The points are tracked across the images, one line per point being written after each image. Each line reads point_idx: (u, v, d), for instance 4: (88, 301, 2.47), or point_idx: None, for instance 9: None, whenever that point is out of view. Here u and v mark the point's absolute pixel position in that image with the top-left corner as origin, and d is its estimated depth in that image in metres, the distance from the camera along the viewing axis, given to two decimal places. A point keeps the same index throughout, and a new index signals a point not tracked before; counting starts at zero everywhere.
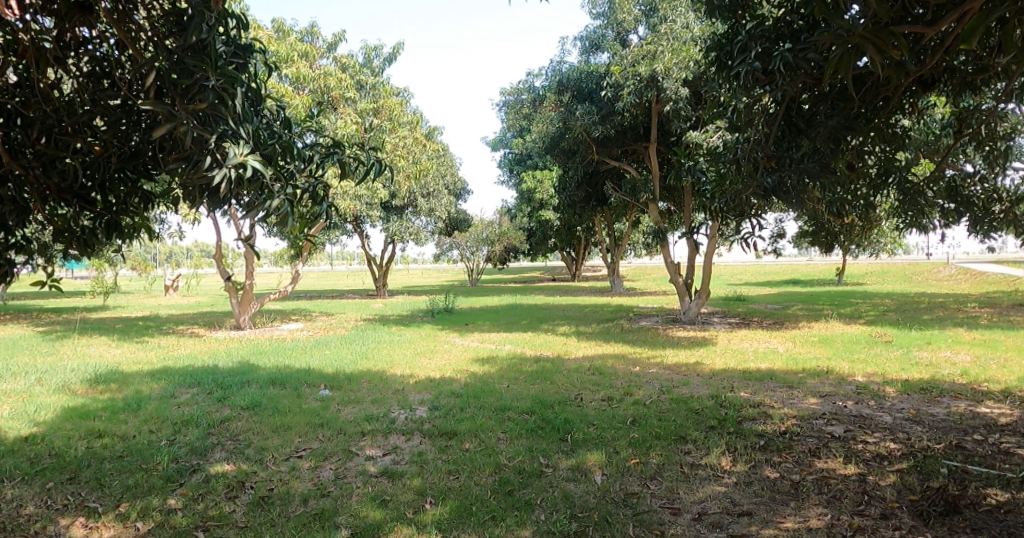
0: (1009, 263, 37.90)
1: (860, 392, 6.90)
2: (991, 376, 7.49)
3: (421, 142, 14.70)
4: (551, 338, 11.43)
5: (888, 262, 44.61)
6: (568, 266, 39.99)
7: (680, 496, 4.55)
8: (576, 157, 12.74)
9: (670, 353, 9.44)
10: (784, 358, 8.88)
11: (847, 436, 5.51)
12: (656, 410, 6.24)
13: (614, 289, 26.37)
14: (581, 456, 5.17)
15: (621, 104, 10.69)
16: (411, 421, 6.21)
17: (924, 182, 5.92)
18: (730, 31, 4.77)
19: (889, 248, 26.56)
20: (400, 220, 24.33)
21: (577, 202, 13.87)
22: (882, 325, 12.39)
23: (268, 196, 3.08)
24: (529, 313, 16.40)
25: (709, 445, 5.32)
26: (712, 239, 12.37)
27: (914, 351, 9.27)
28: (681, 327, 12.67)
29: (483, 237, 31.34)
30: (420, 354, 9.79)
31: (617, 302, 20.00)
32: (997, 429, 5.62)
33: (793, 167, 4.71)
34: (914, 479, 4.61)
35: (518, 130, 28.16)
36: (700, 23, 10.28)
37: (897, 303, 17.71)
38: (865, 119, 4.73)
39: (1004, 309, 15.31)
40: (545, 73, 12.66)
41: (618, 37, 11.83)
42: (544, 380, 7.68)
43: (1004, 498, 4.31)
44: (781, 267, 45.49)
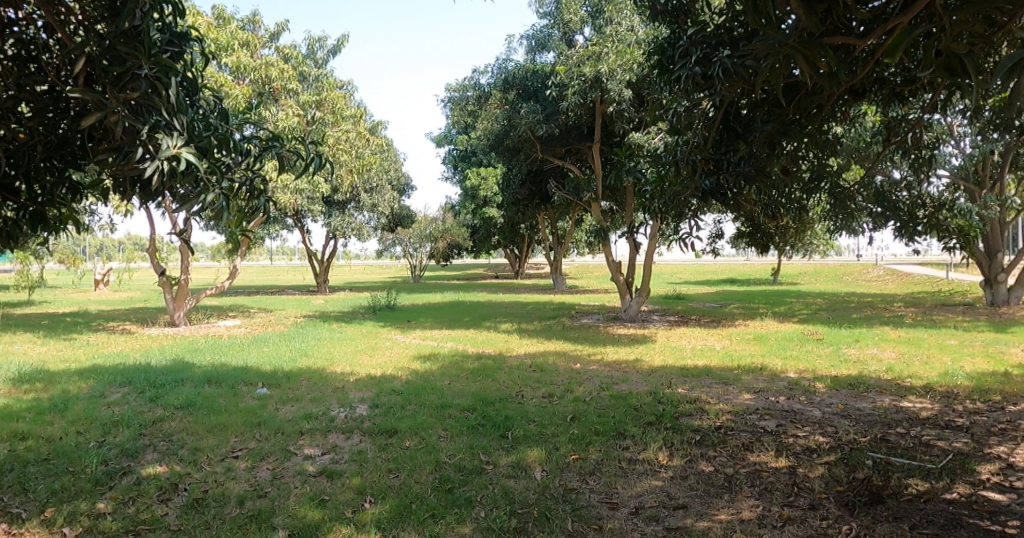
0: (928, 267, 39.92)
1: (792, 388, 7.16)
2: (914, 372, 7.87)
3: (365, 137, 14.56)
4: (493, 335, 11.46)
5: (818, 262, 46.44)
6: (511, 264, 40.33)
7: (619, 491, 4.61)
8: (520, 155, 12.75)
9: (610, 350, 9.62)
10: (720, 355, 9.15)
11: (778, 431, 5.70)
12: (596, 407, 6.33)
13: (556, 287, 26.69)
14: (521, 453, 5.19)
15: (565, 104, 10.77)
16: (351, 420, 6.12)
17: (856, 187, 6.02)
18: (673, 36, 4.91)
19: (821, 251, 27.43)
20: (342, 216, 23.92)
21: (521, 200, 13.83)
22: (813, 323, 12.90)
23: (203, 189, 2.98)
24: (472, 310, 16.44)
25: (646, 440, 5.41)
26: (653, 238, 12.54)
27: (843, 349, 9.65)
28: (622, 325, 12.85)
29: (426, 233, 31.34)
30: (362, 351, 9.65)
31: (558, 300, 20.17)
32: (919, 422, 5.91)
33: (731, 170, 4.77)
34: (841, 471, 4.80)
35: (463, 126, 28.05)
36: (644, 27, 10.54)
37: (829, 302, 18.42)
38: (800, 125, 4.86)
39: (927, 308, 16.16)
40: (491, 69, 12.64)
41: (564, 36, 11.88)
42: (486, 377, 7.67)
43: (924, 488, 4.52)
44: (720, 267, 46.90)
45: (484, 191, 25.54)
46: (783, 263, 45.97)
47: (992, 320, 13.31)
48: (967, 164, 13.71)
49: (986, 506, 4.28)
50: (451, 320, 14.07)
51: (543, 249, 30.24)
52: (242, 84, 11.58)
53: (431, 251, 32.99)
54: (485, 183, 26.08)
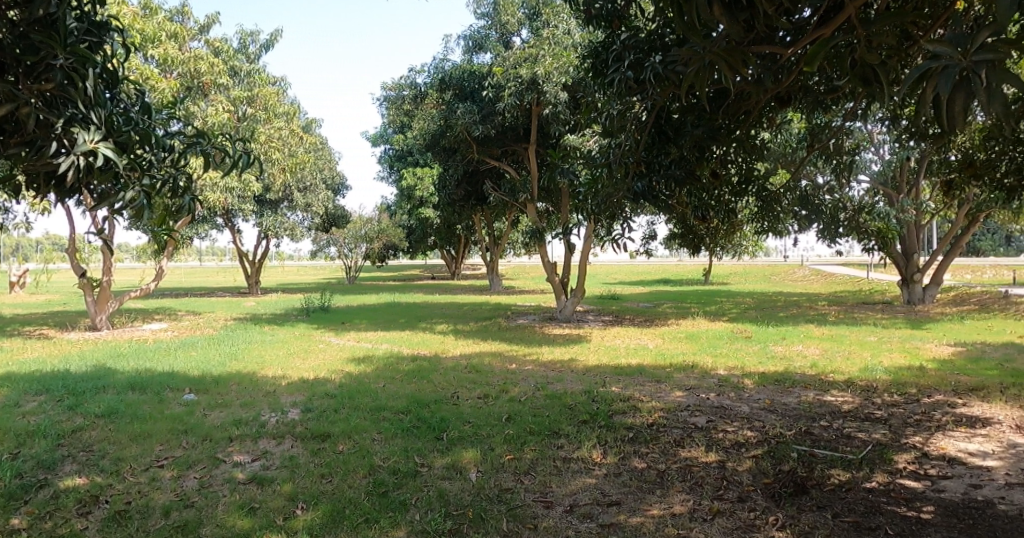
0: (848, 267, 41.93)
1: (722, 384, 7.38)
2: (837, 368, 8.23)
3: (298, 135, 14.25)
4: (430, 336, 11.39)
5: (746, 263, 48.12)
6: (448, 265, 40.23)
7: (553, 489, 4.65)
8: (456, 155, 12.71)
9: (546, 350, 9.70)
10: (653, 353, 9.36)
11: (708, 426, 5.87)
12: (531, 407, 6.36)
13: (492, 288, 26.76)
14: (456, 454, 5.17)
15: (502, 105, 10.81)
16: (282, 425, 5.97)
17: (782, 191, 6.22)
18: (607, 40, 4.99)
19: (750, 252, 28.39)
20: (274, 215, 23.32)
21: (457, 201, 13.78)
22: (742, 322, 13.35)
23: (123, 187, 2.85)
24: (408, 311, 16.29)
25: (581, 439, 5.48)
26: (588, 239, 12.71)
27: (770, 346, 10.01)
28: (557, 325, 12.99)
29: (361, 234, 31.30)
30: (295, 355, 9.42)
31: (495, 300, 20.22)
32: (840, 416, 6.18)
33: (662, 173, 4.85)
34: (767, 464, 4.98)
35: (399, 126, 27.80)
36: (580, 30, 10.66)
37: (757, 302, 19.10)
38: (728, 130, 5.00)
39: (848, 307, 16.95)
40: (428, 69, 12.56)
41: (501, 38, 11.89)
42: (422, 379, 7.61)
43: (845, 478, 4.72)
44: (653, 268, 48.00)
45: (420, 190, 25.38)
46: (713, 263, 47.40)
47: (908, 317, 14.05)
48: (884, 170, 14.43)
49: (902, 493, 4.49)
50: (387, 321, 13.91)
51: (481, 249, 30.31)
52: (170, 77, 11.09)
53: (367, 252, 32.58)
54: (421, 183, 25.88)
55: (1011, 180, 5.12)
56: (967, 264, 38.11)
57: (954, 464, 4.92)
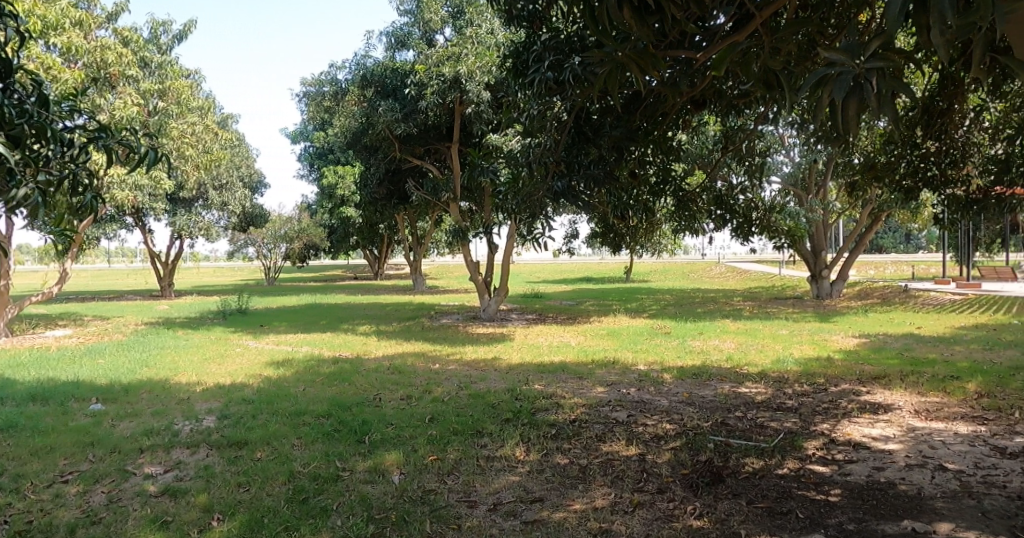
0: (761, 264, 43.84)
1: (642, 379, 7.57)
2: (750, 360, 8.59)
3: (212, 131, 13.73)
4: (352, 338, 11.18)
5: (666, 261, 49.59)
6: (371, 265, 39.68)
7: (477, 488, 4.65)
8: (378, 153, 12.53)
9: (470, 349, 9.69)
10: (575, 350, 9.50)
11: (629, 420, 6.01)
12: (455, 406, 6.34)
13: (416, 287, 26.59)
14: (379, 457, 5.10)
15: (424, 104, 10.75)
16: (197, 433, 5.73)
17: (697, 191, 6.40)
18: (528, 41, 5.02)
19: (670, 252, 29.14)
20: (188, 214, 22.38)
21: (379, 200, 13.58)
22: (661, 318, 13.74)
23: (16, 184, 2.66)
24: (329, 312, 15.94)
25: (504, 437, 5.50)
26: (511, 238, 12.77)
27: (689, 341, 10.34)
28: (481, 324, 13.01)
29: (280, 233, 30.80)
30: (210, 360, 9.06)
31: (419, 300, 20.08)
32: (754, 406, 6.45)
33: (581, 173, 4.90)
34: (686, 455, 5.14)
35: (320, 123, 27.18)
36: (503, 31, 10.73)
37: (676, 298, 19.70)
38: (646, 132, 5.12)
39: (761, 302, 17.71)
40: (349, 65, 12.33)
41: (425, 36, 11.79)
42: (343, 381, 7.47)
43: (758, 465, 4.92)
44: (577, 266, 48.78)
45: (341, 189, 24.51)
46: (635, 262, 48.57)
47: (816, 311, 14.78)
48: (794, 172, 15.15)
49: (812, 477, 4.71)
50: (307, 323, 13.58)
51: (403, 249, 30.05)
52: (74, 68, 10.42)
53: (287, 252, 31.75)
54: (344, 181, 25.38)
55: (908, 182, 5.40)
56: (869, 260, 40.51)
57: (858, 449, 5.21)
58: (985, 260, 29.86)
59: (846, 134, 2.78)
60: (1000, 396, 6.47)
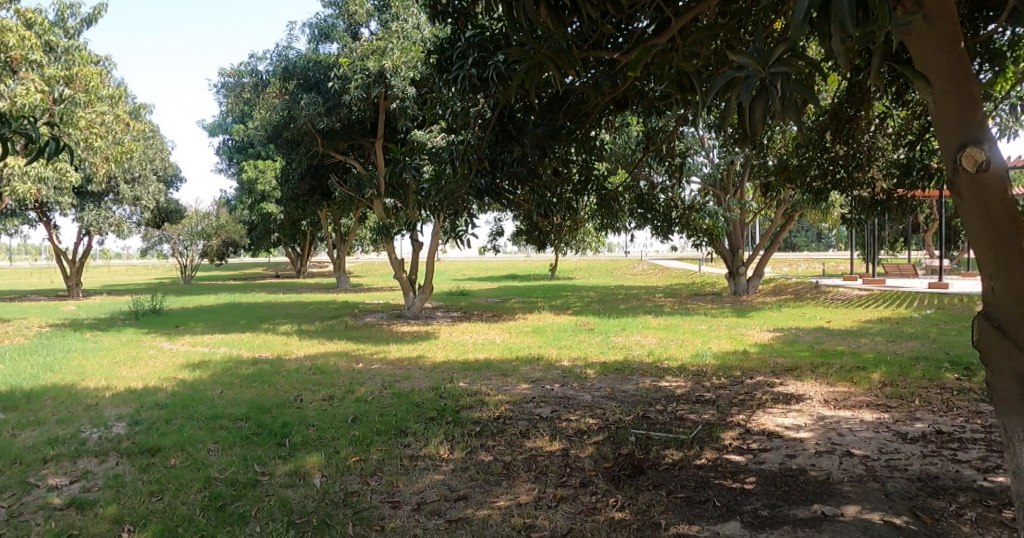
0: (681, 261, 45.23)
1: (566, 375, 7.68)
2: (670, 355, 8.84)
3: (123, 122, 13.05)
4: (272, 338, 10.87)
5: (590, 260, 50.52)
6: (293, 263, 38.73)
7: (400, 489, 4.60)
8: (300, 148, 12.21)
9: (394, 348, 9.60)
10: (500, 347, 9.55)
11: (553, 416, 6.08)
12: (378, 406, 6.27)
13: (340, 286, 26.16)
14: (299, 460, 4.98)
15: (348, 98, 10.58)
16: (105, 441, 5.44)
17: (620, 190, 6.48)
18: (453, 36, 5.00)
19: (594, 250, 29.57)
20: (97, 209, 21.24)
21: (301, 196, 13.25)
22: (585, 315, 13.98)
23: None
24: (248, 312, 15.45)
25: (428, 436, 5.47)
26: (435, 236, 12.71)
27: (612, 337, 10.54)
28: (405, 323, 12.91)
29: (197, 230, 29.48)
30: (120, 363, 8.62)
31: (343, 299, 19.71)
32: (674, 399, 6.64)
33: (504, 170, 4.88)
34: (608, 449, 5.24)
35: (240, 115, 26.29)
36: (429, 26, 10.66)
37: (599, 295, 20.09)
38: (569, 132, 5.16)
39: (681, 298, 18.29)
40: (270, 56, 11.97)
41: (349, 28, 11.57)
42: (262, 383, 7.26)
43: (678, 456, 5.07)
44: (502, 264, 49.08)
45: (262, 183, 23.59)
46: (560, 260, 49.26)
47: (732, 307, 15.38)
48: (713, 173, 15.69)
49: (728, 467, 4.89)
50: (226, 323, 13.13)
51: (325, 246, 29.44)
52: None
53: (204, 249, 30.58)
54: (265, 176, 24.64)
55: (819, 184, 5.62)
56: (783, 258, 42.35)
57: (772, 438, 5.44)
58: (887, 257, 31.72)
59: (754, 136, 2.90)
60: (899, 385, 6.89)
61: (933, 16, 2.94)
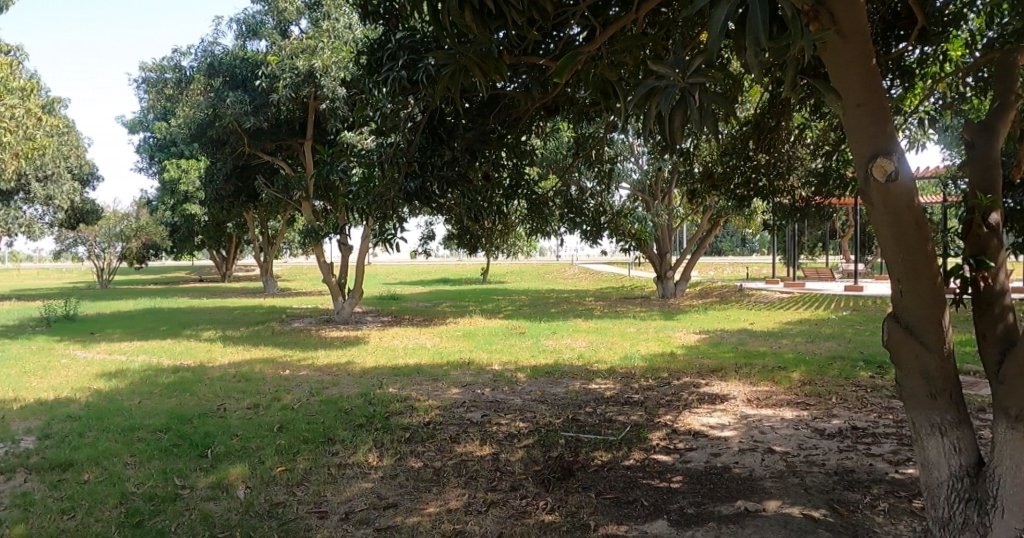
0: (612, 265, 46.07)
1: (496, 379, 7.69)
2: (600, 357, 8.97)
3: (35, 116, 12.34)
4: (194, 344, 10.48)
5: (524, 264, 50.89)
6: (218, 267, 37.54)
7: (328, 498, 4.50)
8: (225, 148, 11.82)
9: (322, 354, 9.40)
10: (430, 352, 9.49)
11: (483, 420, 6.08)
12: (305, 414, 6.13)
13: (266, 290, 25.51)
14: (222, 472, 4.82)
15: (276, 97, 10.33)
16: (12, 457, 5.13)
17: (550, 195, 6.52)
18: (383, 37, 4.93)
19: (526, 253, 29.76)
20: (5, 209, 20.03)
21: (226, 197, 12.83)
22: (516, 318, 14.06)
23: None
24: (169, 317, 14.85)
25: (357, 444, 5.38)
26: (365, 240, 12.53)
27: (542, 341, 10.63)
28: (334, 328, 12.69)
29: (116, 231, 28.26)
30: (29, 373, 8.15)
31: (270, 303, 19.23)
32: (603, 401, 6.74)
33: (434, 174, 4.84)
34: (538, 452, 5.27)
35: (163, 112, 25.28)
36: (360, 27, 10.51)
37: (530, 299, 20.24)
38: (500, 136, 5.17)
39: (611, 302, 18.59)
40: (194, 52, 11.56)
41: (279, 26, 11.29)
42: (183, 392, 6.99)
43: (607, 458, 5.14)
44: (432, 268, 48.89)
45: (184, 183, 22.75)
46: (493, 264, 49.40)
47: (660, 310, 15.74)
48: (642, 178, 16.03)
49: (656, 467, 4.98)
50: (145, 330, 12.59)
51: (251, 248, 28.64)
52: None
53: (124, 251, 29.25)
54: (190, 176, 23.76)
55: (741, 191, 5.79)
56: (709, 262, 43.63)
57: (698, 437, 5.58)
58: (806, 261, 33.12)
59: (673, 144, 2.96)
60: (817, 383, 7.19)
61: (847, 32, 3.06)
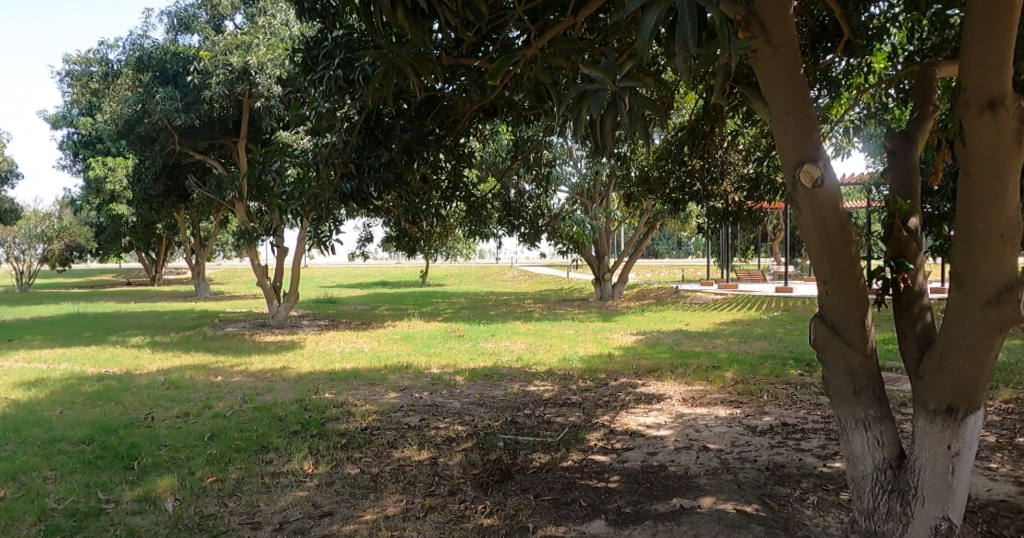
0: (553, 267, 46.48)
1: (435, 383, 7.65)
2: (539, 360, 9.02)
3: None
4: (120, 351, 10.09)
5: (465, 266, 50.81)
6: (147, 270, 36.24)
7: (261, 508, 4.39)
8: (154, 146, 11.40)
9: (256, 359, 9.16)
10: (368, 356, 9.36)
11: (421, 424, 6.04)
12: (238, 422, 5.97)
13: (198, 294, 24.80)
14: (149, 484, 4.65)
15: (208, 94, 10.07)
16: None
17: (490, 198, 6.50)
18: (319, 35, 4.83)
19: (467, 255, 29.70)
20: None
21: (155, 197, 12.36)
22: (455, 321, 14.01)
23: None
24: (94, 323, 14.23)
25: (291, 451, 5.27)
26: (301, 243, 12.28)
27: (481, 343, 10.62)
28: (269, 332, 12.40)
29: (37, 232, 26.95)
30: None
31: (201, 307, 18.64)
32: (541, 403, 6.78)
33: (370, 176, 4.75)
34: (477, 456, 5.26)
35: (90, 107, 24.24)
36: (298, 24, 10.34)
37: (469, 302, 20.21)
38: (438, 138, 5.13)
39: (550, 304, 18.72)
40: (122, 45, 11.15)
41: (213, 21, 11.01)
42: (107, 401, 6.72)
43: (546, 459, 5.17)
44: (371, 270, 48.37)
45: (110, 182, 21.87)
46: (434, 267, 49.17)
47: (599, 312, 15.94)
48: (581, 182, 16.21)
49: (594, 467, 5.04)
50: (67, 336, 12.03)
51: (183, 250, 27.72)
52: None
53: (45, 253, 27.90)
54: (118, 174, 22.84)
55: (676, 195, 5.88)
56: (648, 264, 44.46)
57: (635, 437, 5.67)
58: (740, 263, 34.14)
59: (605, 148, 2.98)
60: (749, 382, 7.39)
61: (775, 42, 3.14)
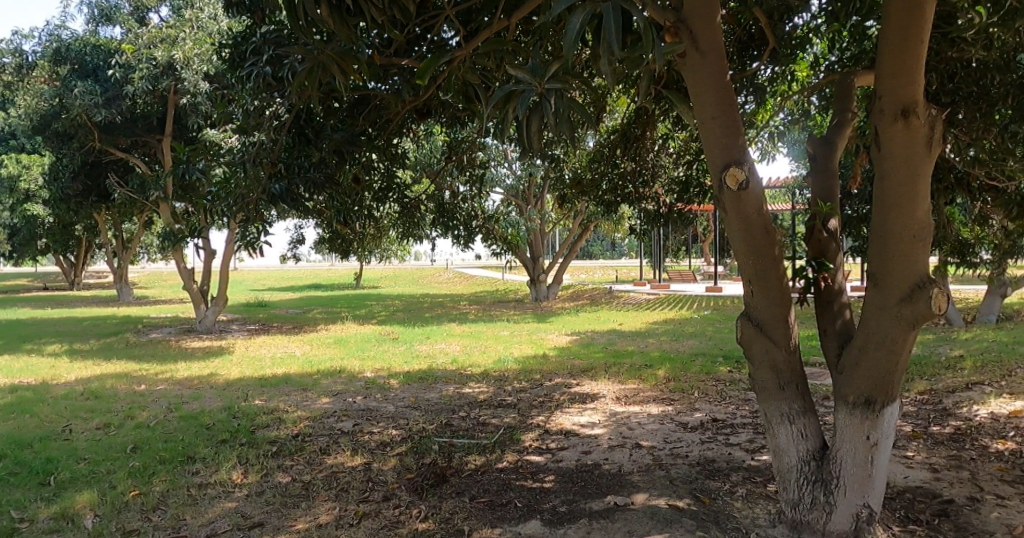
0: (490, 268, 46.49)
1: (369, 387, 7.56)
2: (474, 362, 9.01)
3: None
4: (35, 360, 9.59)
5: (403, 268, 50.30)
6: (65, 273, 34.50)
7: (187, 522, 4.26)
8: (71, 142, 10.88)
9: (183, 366, 8.86)
10: (300, 361, 9.18)
11: (354, 430, 5.97)
12: (163, 432, 5.77)
13: (121, 297, 23.77)
14: (67, 500, 4.45)
15: (131, 89, 9.71)
16: None
17: (423, 199, 6.43)
18: (246, 31, 4.71)
19: (403, 256, 29.39)
20: None
21: (74, 196, 11.78)
22: (391, 324, 13.86)
23: None
24: (6, 330, 13.49)
25: (219, 461, 5.12)
26: (230, 246, 11.94)
27: (416, 346, 10.54)
28: (196, 338, 12.02)
29: None
30: None
31: (124, 312, 17.88)
32: (476, 405, 6.78)
33: (300, 175, 4.65)
34: (411, 460, 5.23)
35: None
36: (227, 19, 10.09)
37: (404, 304, 20.01)
38: (370, 138, 5.07)
39: (486, 305, 18.70)
40: (37, 35, 10.66)
41: (135, 13, 10.46)
42: (19, 414, 6.39)
43: (481, 461, 5.18)
44: (304, 273, 47.32)
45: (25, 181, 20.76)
46: (370, 268, 48.50)
47: (535, 312, 16.03)
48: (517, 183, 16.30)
49: (529, 467, 5.07)
50: None
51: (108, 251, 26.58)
52: None
53: None
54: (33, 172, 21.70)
55: (609, 196, 5.95)
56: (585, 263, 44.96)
57: (569, 436, 5.74)
58: (673, 263, 34.96)
59: (533, 150, 2.99)
60: (680, 380, 7.56)
61: (703, 48, 3.22)
